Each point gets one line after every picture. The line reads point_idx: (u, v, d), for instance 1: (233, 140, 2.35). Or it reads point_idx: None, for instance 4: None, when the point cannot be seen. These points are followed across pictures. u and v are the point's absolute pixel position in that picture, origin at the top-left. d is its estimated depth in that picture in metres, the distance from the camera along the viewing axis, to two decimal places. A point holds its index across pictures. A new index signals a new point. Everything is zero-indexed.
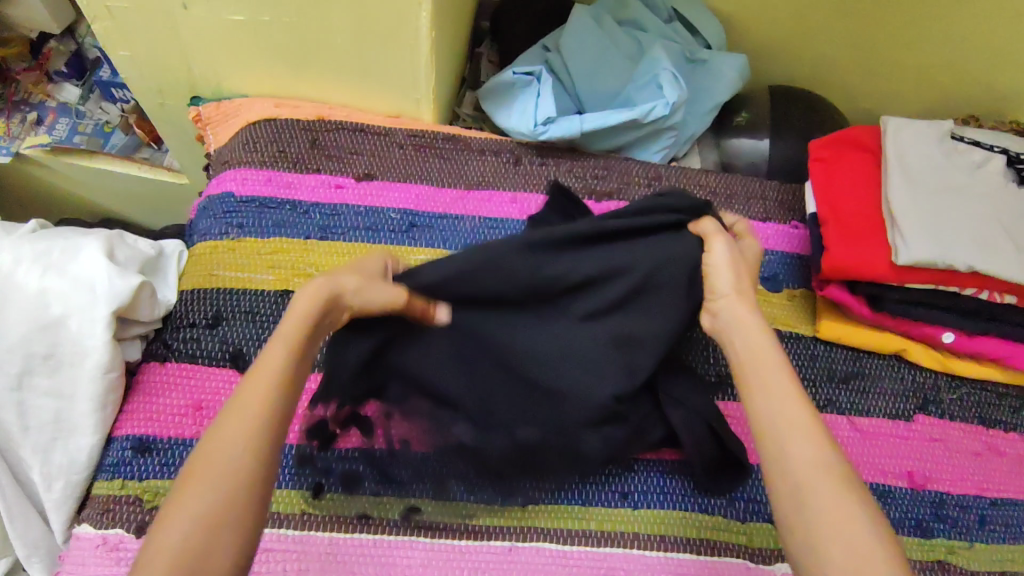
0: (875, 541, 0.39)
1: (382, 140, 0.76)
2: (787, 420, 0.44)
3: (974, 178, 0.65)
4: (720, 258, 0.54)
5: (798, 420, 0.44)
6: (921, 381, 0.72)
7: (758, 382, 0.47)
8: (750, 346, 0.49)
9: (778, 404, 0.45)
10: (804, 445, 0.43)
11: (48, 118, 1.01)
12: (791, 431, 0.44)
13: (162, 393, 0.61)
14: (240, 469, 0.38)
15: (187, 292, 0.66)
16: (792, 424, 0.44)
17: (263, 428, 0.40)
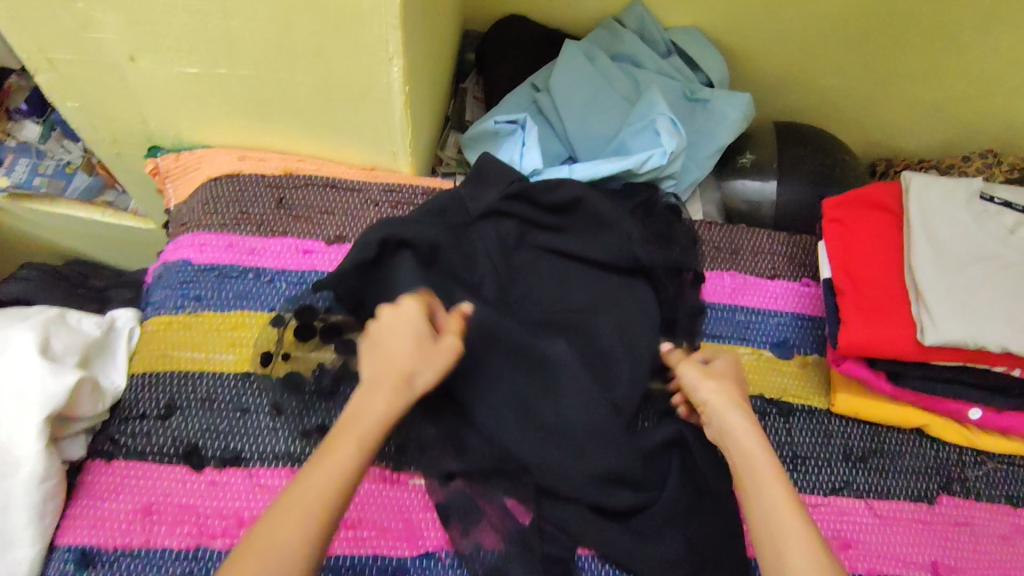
0: None
1: (355, 197, 0.70)
2: (787, 532, 0.44)
3: (1009, 246, 0.58)
4: (692, 379, 0.55)
5: (798, 535, 0.43)
6: (944, 457, 0.66)
7: (753, 493, 0.46)
8: (745, 453, 0.48)
9: (775, 516, 0.45)
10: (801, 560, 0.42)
11: (6, 158, 0.93)
12: (791, 543, 0.43)
13: (108, 498, 0.55)
14: (304, 535, 0.41)
15: (138, 376, 0.60)
16: (768, 485, 0.46)
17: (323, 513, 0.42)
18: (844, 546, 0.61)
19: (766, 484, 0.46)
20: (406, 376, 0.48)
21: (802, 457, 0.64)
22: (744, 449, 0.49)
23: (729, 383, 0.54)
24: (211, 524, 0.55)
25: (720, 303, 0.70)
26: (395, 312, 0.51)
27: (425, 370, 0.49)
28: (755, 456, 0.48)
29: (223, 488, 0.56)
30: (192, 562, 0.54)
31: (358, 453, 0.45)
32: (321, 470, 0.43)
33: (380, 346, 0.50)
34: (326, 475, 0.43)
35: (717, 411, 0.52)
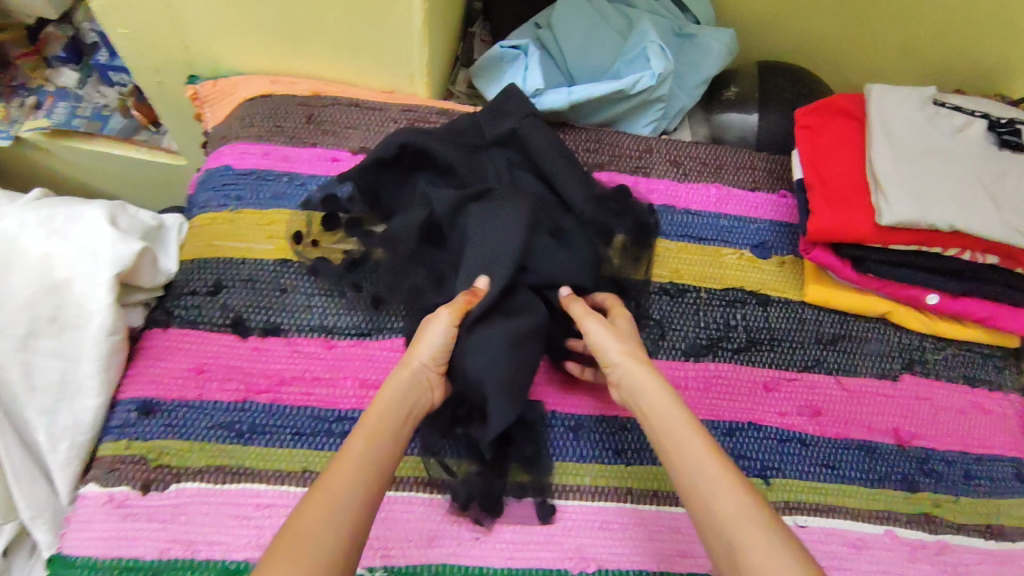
0: (757, 528, 0.43)
1: (377, 115, 0.78)
2: (703, 476, 0.47)
3: (956, 141, 0.67)
4: (600, 336, 0.58)
5: (711, 473, 0.47)
6: (908, 342, 0.74)
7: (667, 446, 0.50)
8: (654, 408, 0.53)
9: (687, 456, 0.49)
10: (726, 499, 0.45)
11: (47, 102, 1.01)
12: (713, 489, 0.46)
13: (165, 358, 0.62)
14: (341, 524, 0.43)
15: (188, 261, 0.67)
16: (676, 436, 0.50)
17: (357, 514, 0.44)
18: (814, 413, 0.69)
19: (680, 436, 0.50)
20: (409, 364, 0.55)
21: (779, 339, 0.72)
22: (652, 404, 0.53)
23: (636, 345, 0.58)
24: (256, 381, 0.62)
25: (705, 211, 0.77)
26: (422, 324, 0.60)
27: (424, 352, 0.56)
28: (661, 411, 0.52)
29: (266, 353, 0.64)
30: (241, 412, 0.61)
31: (374, 449, 0.48)
32: (344, 465, 0.46)
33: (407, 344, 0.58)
34: (347, 474, 0.45)
35: (624, 370, 0.56)
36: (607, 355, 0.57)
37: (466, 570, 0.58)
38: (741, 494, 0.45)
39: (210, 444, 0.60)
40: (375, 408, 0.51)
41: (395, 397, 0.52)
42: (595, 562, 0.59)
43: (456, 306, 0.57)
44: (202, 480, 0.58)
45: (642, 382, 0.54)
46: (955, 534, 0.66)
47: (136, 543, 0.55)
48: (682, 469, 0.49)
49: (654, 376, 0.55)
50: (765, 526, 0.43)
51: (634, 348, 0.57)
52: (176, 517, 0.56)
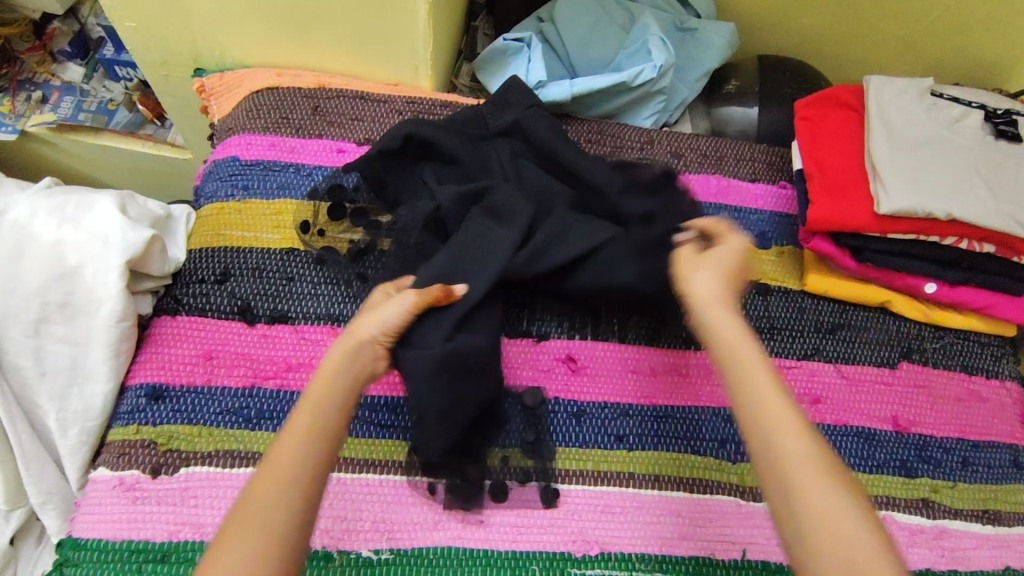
0: (834, 493, 0.42)
1: (382, 107, 0.78)
2: (782, 427, 0.45)
3: (953, 132, 0.68)
4: (688, 267, 0.55)
5: (793, 428, 0.45)
6: (907, 331, 0.75)
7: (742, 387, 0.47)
8: (738, 346, 0.49)
9: (767, 403, 0.46)
10: (790, 439, 0.44)
11: (53, 96, 1.02)
12: (793, 444, 0.44)
13: (173, 345, 0.63)
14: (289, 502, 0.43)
15: (196, 250, 0.68)
16: (758, 379, 0.47)
17: (311, 480, 0.45)
18: (814, 400, 0.70)
19: (764, 384, 0.47)
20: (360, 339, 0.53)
21: (778, 328, 0.73)
22: (734, 343, 0.49)
23: (723, 274, 0.54)
24: (263, 367, 0.63)
25: (706, 202, 0.78)
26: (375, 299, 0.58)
27: (375, 327, 0.53)
28: (744, 352, 0.49)
29: (273, 340, 0.65)
30: (248, 398, 0.62)
31: (318, 419, 0.47)
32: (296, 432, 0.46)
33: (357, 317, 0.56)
34: (294, 447, 0.45)
35: (710, 303, 0.52)
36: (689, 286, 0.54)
37: (470, 552, 0.59)
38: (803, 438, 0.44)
39: (219, 429, 0.60)
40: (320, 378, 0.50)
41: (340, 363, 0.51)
42: (598, 545, 0.60)
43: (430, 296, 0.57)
44: (211, 464, 0.59)
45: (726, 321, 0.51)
46: (952, 519, 0.67)
47: (146, 526, 0.56)
48: (758, 412, 0.46)
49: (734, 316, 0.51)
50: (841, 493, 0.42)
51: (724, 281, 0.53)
52: (185, 500, 0.57)
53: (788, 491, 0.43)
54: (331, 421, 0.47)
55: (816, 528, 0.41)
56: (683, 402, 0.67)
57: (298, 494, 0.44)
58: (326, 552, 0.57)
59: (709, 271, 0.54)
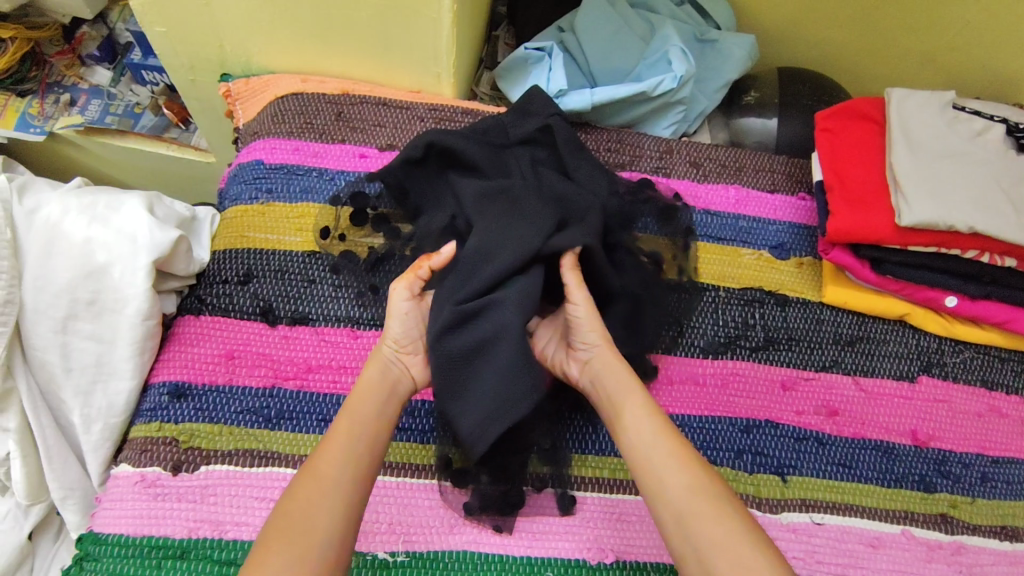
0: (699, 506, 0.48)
1: (404, 114, 0.79)
2: (656, 452, 0.51)
3: (974, 145, 0.68)
4: (580, 314, 0.60)
5: (667, 453, 0.51)
6: (926, 344, 0.74)
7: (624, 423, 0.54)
8: (617, 391, 0.56)
9: (644, 433, 0.53)
10: (674, 473, 0.50)
11: (81, 99, 1.04)
12: (666, 466, 0.50)
13: (196, 344, 0.64)
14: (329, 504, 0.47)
15: (220, 252, 0.69)
16: (636, 414, 0.54)
17: (349, 496, 0.49)
18: (831, 413, 0.69)
19: (643, 418, 0.54)
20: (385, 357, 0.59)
21: (796, 339, 0.72)
22: (617, 386, 0.57)
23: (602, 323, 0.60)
24: (284, 368, 0.64)
25: (725, 212, 0.78)
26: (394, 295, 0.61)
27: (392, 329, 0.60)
28: (626, 394, 0.56)
29: (294, 341, 0.65)
30: (269, 398, 0.63)
31: (355, 431, 0.52)
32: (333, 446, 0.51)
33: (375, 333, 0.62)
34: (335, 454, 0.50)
35: (595, 353, 0.59)
36: (583, 336, 0.60)
37: (485, 557, 0.59)
38: (686, 469, 0.50)
39: (239, 428, 0.61)
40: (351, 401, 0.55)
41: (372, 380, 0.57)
42: (613, 553, 0.60)
43: (415, 274, 0.59)
44: (231, 463, 0.59)
45: (609, 366, 0.58)
46: (971, 535, 0.66)
47: (166, 522, 0.57)
48: (635, 442, 0.53)
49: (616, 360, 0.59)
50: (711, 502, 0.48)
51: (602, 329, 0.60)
52: (205, 498, 0.58)
53: (673, 520, 0.48)
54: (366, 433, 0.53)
55: (704, 553, 0.46)
56: (699, 411, 0.68)
57: (337, 501, 0.48)
58: None
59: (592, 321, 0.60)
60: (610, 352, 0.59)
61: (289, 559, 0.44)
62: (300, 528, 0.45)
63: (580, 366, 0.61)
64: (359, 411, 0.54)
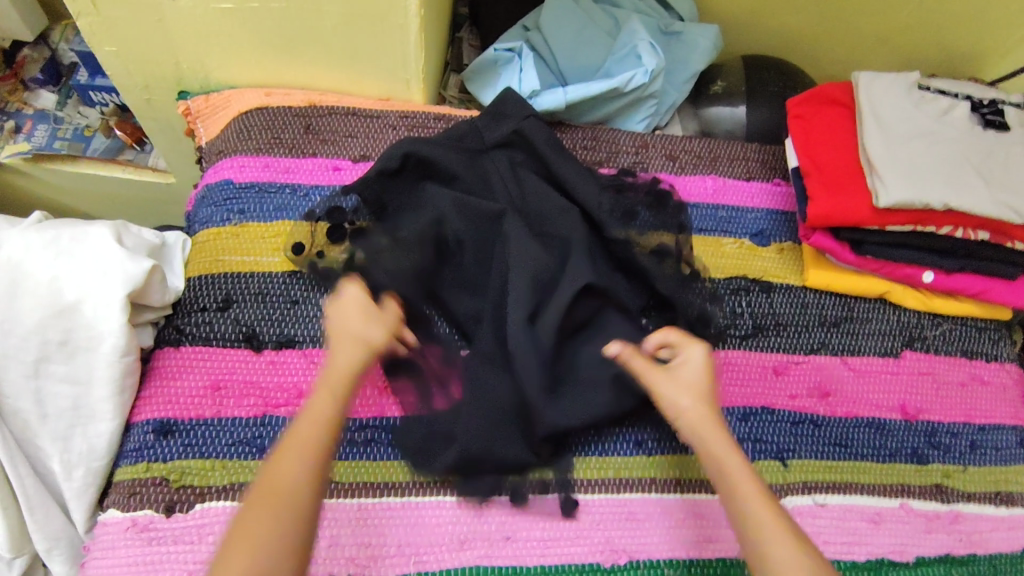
0: None
1: (375, 122, 0.77)
2: (770, 537, 0.49)
3: (942, 123, 0.70)
4: (668, 390, 0.58)
5: (783, 542, 0.49)
6: (907, 320, 0.76)
7: (732, 496, 0.52)
8: (725, 462, 0.54)
9: (752, 510, 0.51)
10: (788, 564, 0.48)
11: (27, 125, 0.99)
12: (776, 549, 0.49)
13: (179, 377, 0.61)
14: (307, 465, 0.49)
15: (195, 278, 0.67)
16: (746, 491, 0.52)
17: (320, 455, 0.50)
18: (824, 394, 0.70)
19: (750, 498, 0.52)
20: (366, 341, 0.56)
21: (784, 324, 0.73)
22: (723, 462, 0.54)
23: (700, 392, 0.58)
24: (273, 395, 0.62)
25: (703, 202, 0.79)
26: (355, 297, 0.59)
27: (371, 329, 0.57)
28: (737, 471, 0.53)
29: (282, 365, 0.63)
30: (260, 427, 0.60)
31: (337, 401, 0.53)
32: (309, 421, 0.51)
33: (335, 324, 0.57)
34: (311, 421, 0.51)
35: (693, 425, 0.56)
36: (676, 411, 0.57)
37: (500, 570, 0.58)
38: (799, 560, 0.48)
39: (232, 461, 0.59)
40: (327, 380, 0.54)
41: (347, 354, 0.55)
42: (626, 553, 0.60)
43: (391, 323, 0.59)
44: (227, 498, 0.57)
45: (712, 438, 0.55)
46: (966, 503, 0.68)
47: (163, 567, 0.54)
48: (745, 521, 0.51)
49: (722, 432, 0.56)
50: None
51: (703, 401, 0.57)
52: (203, 538, 0.55)
53: None
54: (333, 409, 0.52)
55: None
56: None
57: (311, 462, 0.49)
58: None
59: (690, 394, 0.57)
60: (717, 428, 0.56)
61: (272, 525, 0.46)
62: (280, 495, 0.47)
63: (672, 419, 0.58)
64: (330, 373, 0.55)
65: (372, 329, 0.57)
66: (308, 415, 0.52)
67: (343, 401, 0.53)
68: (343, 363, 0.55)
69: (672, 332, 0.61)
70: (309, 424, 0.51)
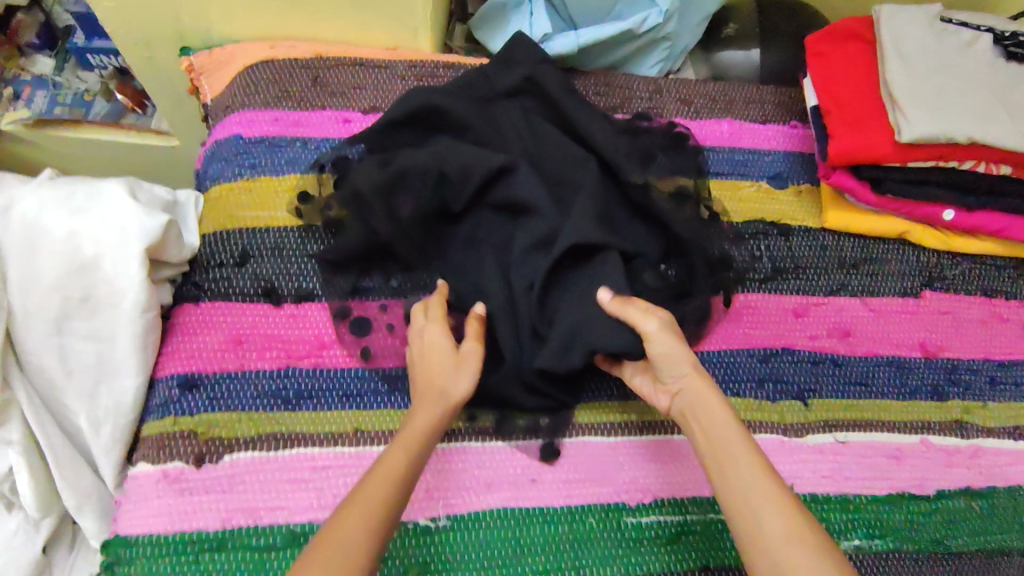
0: (800, 552, 0.44)
1: (384, 73, 0.76)
2: (754, 489, 0.47)
3: (966, 56, 0.68)
4: (661, 345, 0.56)
5: (765, 493, 0.47)
6: (926, 260, 0.75)
7: (718, 453, 0.50)
8: (710, 421, 0.52)
9: (736, 460, 0.49)
10: (772, 515, 0.46)
11: (25, 91, 0.98)
12: (755, 498, 0.47)
13: (200, 332, 0.61)
14: (370, 508, 0.46)
15: (210, 234, 0.66)
16: (730, 445, 0.50)
17: (388, 496, 0.47)
18: (844, 334, 0.70)
19: (736, 454, 0.49)
20: (448, 395, 0.55)
21: (802, 267, 0.73)
22: (710, 416, 0.52)
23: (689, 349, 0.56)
24: (296, 348, 0.62)
25: (720, 146, 0.78)
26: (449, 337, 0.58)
27: (460, 378, 0.55)
28: (725, 426, 0.51)
29: (302, 318, 0.63)
30: (285, 379, 0.61)
31: (412, 463, 0.50)
32: (379, 474, 0.49)
33: (418, 362, 0.57)
34: (384, 474, 0.49)
35: (687, 387, 0.54)
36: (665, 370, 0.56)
37: (526, 511, 0.59)
38: (782, 513, 0.46)
39: (258, 412, 0.59)
40: (402, 434, 0.52)
41: (421, 427, 0.52)
42: (651, 493, 0.61)
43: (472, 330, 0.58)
44: (256, 449, 0.58)
45: (701, 396, 0.53)
46: (986, 438, 0.69)
47: (197, 516, 0.55)
48: (728, 476, 0.49)
49: (712, 392, 0.54)
50: (822, 551, 0.44)
51: (692, 358, 0.55)
52: (234, 487, 0.56)
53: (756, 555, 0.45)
54: (402, 467, 0.50)
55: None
56: (718, 347, 0.67)
57: (375, 508, 0.46)
58: None
59: (680, 349, 0.56)
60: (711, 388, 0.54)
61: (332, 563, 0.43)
62: (345, 540, 0.44)
63: (670, 398, 0.56)
64: (406, 432, 0.52)
65: (455, 380, 0.55)
66: (381, 465, 0.49)
67: (417, 454, 0.51)
68: (426, 422, 0.53)
69: (631, 304, 0.57)
70: (377, 475, 0.49)
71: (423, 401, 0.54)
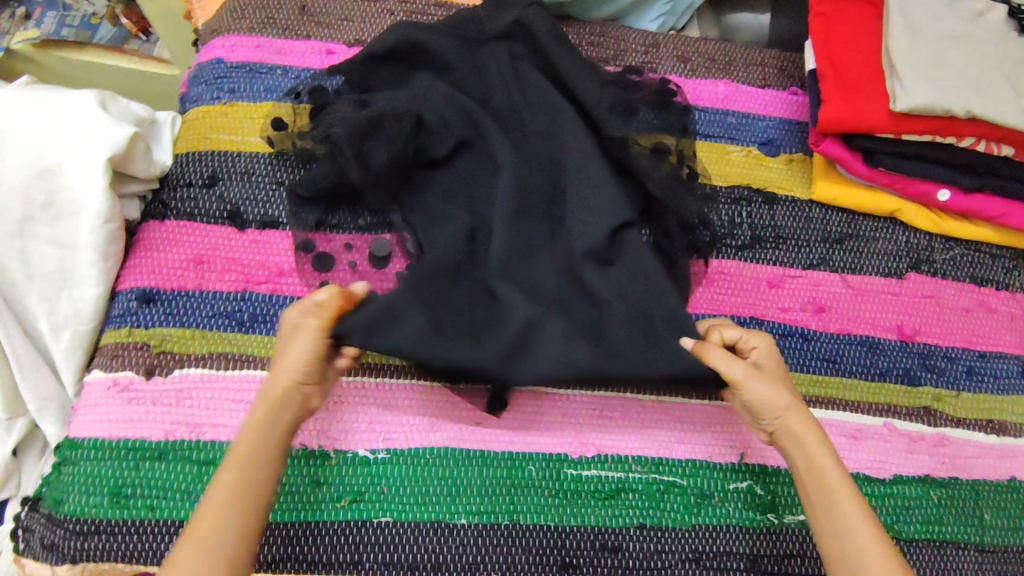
0: None
1: (373, 7, 0.74)
2: (862, 544, 0.50)
3: (976, 26, 0.65)
4: (760, 388, 0.55)
5: (874, 550, 0.50)
6: (916, 242, 0.72)
7: (828, 508, 0.52)
8: (819, 472, 0.53)
9: (844, 518, 0.51)
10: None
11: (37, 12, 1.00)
12: (863, 556, 0.50)
13: (162, 250, 0.62)
14: (214, 538, 0.47)
15: (182, 155, 0.66)
16: (837, 497, 0.52)
17: (232, 525, 0.48)
18: (818, 309, 0.68)
19: (845, 510, 0.52)
20: (274, 396, 0.52)
21: (784, 237, 0.70)
22: (816, 470, 0.53)
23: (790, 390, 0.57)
24: (255, 273, 0.62)
25: (714, 107, 0.75)
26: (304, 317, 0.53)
27: (290, 369, 0.52)
28: (830, 482, 0.53)
29: (264, 245, 0.63)
30: (240, 302, 0.61)
31: (245, 479, 0.49)
32: (218, 499, 0.48)
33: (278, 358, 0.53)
34: (220, 497, 0.48)
35: (784, 427, 0.55)
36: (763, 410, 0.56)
37: (467, 453, 0.59)
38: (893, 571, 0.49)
39: (211, 331, 0.60)
40: (236, 450, 0.50)
41: (255, 432, 0.51)
42: (595, 447, 0.60)
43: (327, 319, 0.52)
44: (205, 366, 0.58)
45: (802, 438, 0.55)
46: (954, 428, 0.67)
47: (142, 425, 0.56)
48: (835, 534, 0.51)
49: (813, 437, 0.55)
50: None
51: (788, 398, 0.56)
52: (180, 401, 0.57)
53: None
54: (248, 485, 0.49)
55: None
56: None
57: (220, 540, 0.47)
58: (323, 452, 0.57)
59: (780, 391, 0.56)
60: (812, 429, 0.55)
61: None
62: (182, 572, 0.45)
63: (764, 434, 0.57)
64: (241, 445, 0.50)
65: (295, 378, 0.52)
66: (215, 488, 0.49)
67: (258, 471, 0.50)
68: (251, 432, 0.51)
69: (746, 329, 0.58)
70: (217, 502, 0.48)
71: (260, 405, 0.52)
